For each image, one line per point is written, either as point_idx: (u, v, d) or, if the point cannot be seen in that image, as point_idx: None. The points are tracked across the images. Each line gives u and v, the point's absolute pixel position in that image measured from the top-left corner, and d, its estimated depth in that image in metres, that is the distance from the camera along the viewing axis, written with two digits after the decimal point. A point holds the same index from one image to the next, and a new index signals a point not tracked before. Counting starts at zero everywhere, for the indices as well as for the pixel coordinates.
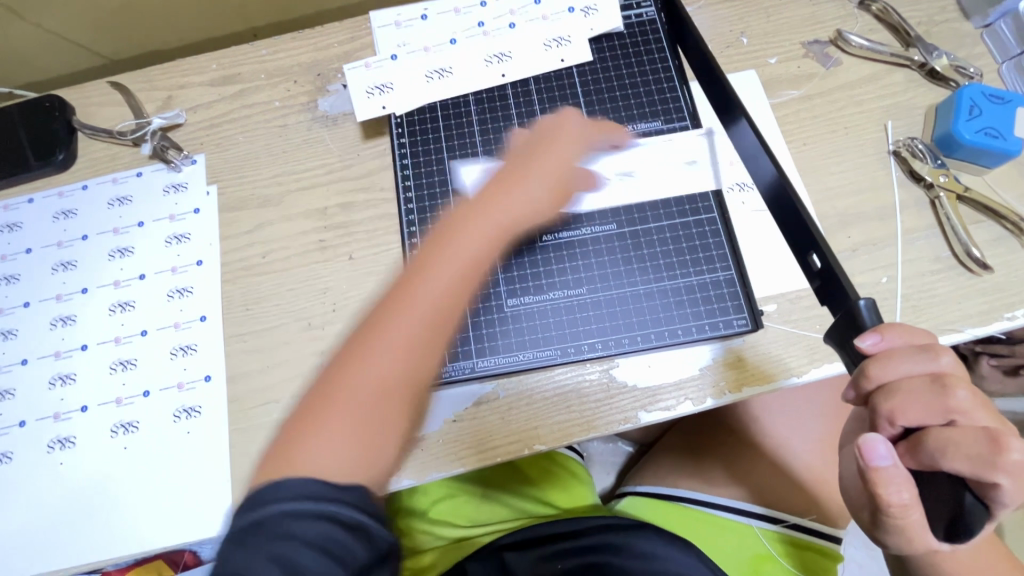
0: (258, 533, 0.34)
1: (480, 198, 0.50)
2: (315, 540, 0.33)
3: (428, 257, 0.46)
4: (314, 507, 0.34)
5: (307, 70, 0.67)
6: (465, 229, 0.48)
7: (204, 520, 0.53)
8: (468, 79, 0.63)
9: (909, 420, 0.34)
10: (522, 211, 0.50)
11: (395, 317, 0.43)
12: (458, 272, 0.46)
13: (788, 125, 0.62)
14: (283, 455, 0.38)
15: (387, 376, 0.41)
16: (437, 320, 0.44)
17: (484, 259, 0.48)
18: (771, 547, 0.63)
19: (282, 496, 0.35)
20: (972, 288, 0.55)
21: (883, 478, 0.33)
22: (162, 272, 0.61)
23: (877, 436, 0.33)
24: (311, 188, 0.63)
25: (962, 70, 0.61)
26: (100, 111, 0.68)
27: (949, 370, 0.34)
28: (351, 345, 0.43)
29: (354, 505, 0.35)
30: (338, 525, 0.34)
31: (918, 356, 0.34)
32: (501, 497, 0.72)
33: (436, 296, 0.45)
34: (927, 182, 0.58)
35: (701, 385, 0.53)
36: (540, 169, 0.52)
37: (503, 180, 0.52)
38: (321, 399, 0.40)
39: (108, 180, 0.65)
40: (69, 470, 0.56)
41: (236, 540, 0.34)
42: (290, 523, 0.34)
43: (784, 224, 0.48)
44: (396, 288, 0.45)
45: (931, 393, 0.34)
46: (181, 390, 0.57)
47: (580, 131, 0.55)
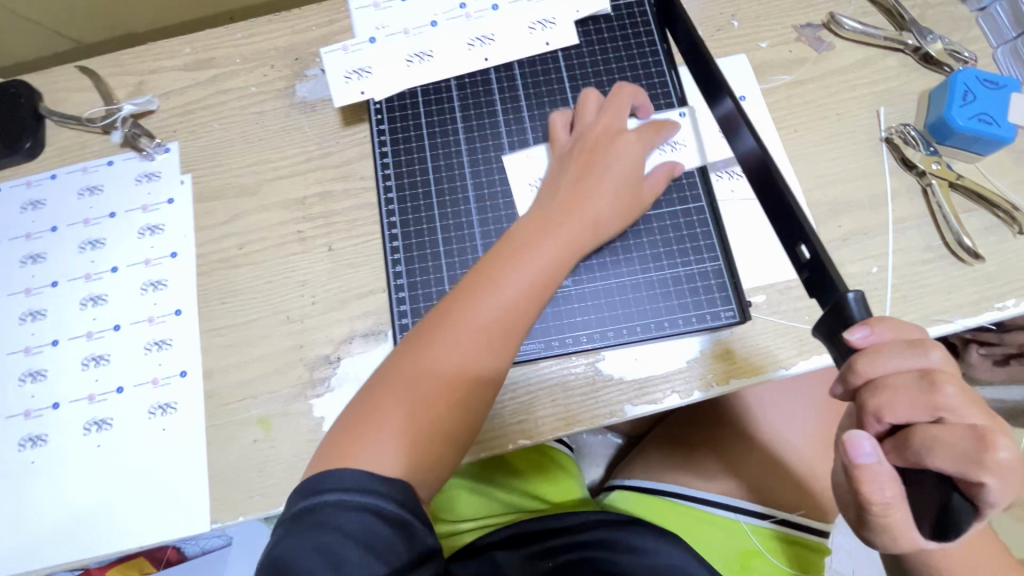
0: (309, 519, 0.39)
1: (545, 213, 0.50)
2: (358, 531, 0.38)
3: (497, 273, 0.47)
4: (359, 500, 0.39)
5: (284, 54, 0.65)
6: (536, 245, 0.48)
7: (180, 519, 0.52)
8: (451, 64, 0.61)
9: (896, 417, 0.33)
10: (582, 226, 0.50)
11: (453, 334, 0.45)
12: (525, 295, 0.46)
13: (779, 112, 0.60)
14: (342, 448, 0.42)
15: (445, 394, 0.44)
16: (501, 342, 0.46)
17: (551, 280, 0.48)
18: (760, 543, 0.63)
19: (332, 486, 0.39)
20: (962, 278, 0.54)
21: (866, 475, 0.32)
22: (136, 264, 0.59)
23: (862, 432, 0.32)
24: (289, 177, 0.61)
25: (956, 55, 0.60)
26: (69, 96, 0.65)
27: (937, 366, 0.33)
28: (417, 354, 0.45)
29: (395, 502, 0.39)
30: (379, 521, 0.39)
31: (907, 352, 0.33)
32: (490, 490, 0.72)
33: (503, 316, 0.46)
34: (920, 169, 0.57)
35: (688, 378, 0.52)
36: (600, 181, 0.51)
37: (579, 196, 0.51)
38: (379, 404, 0.44)
39: (78, 169, 0.63)
40: (41, 469, 0.54)
41: (291, 528, 0.39)
42: (338, 517, 0.38)
43: (774, 213, 0.46)
44: (463, 303, 0.46)
45: (918, 389, 0.32)
46: (156, 386, 0.56)
47: (639, 135, 0.53)
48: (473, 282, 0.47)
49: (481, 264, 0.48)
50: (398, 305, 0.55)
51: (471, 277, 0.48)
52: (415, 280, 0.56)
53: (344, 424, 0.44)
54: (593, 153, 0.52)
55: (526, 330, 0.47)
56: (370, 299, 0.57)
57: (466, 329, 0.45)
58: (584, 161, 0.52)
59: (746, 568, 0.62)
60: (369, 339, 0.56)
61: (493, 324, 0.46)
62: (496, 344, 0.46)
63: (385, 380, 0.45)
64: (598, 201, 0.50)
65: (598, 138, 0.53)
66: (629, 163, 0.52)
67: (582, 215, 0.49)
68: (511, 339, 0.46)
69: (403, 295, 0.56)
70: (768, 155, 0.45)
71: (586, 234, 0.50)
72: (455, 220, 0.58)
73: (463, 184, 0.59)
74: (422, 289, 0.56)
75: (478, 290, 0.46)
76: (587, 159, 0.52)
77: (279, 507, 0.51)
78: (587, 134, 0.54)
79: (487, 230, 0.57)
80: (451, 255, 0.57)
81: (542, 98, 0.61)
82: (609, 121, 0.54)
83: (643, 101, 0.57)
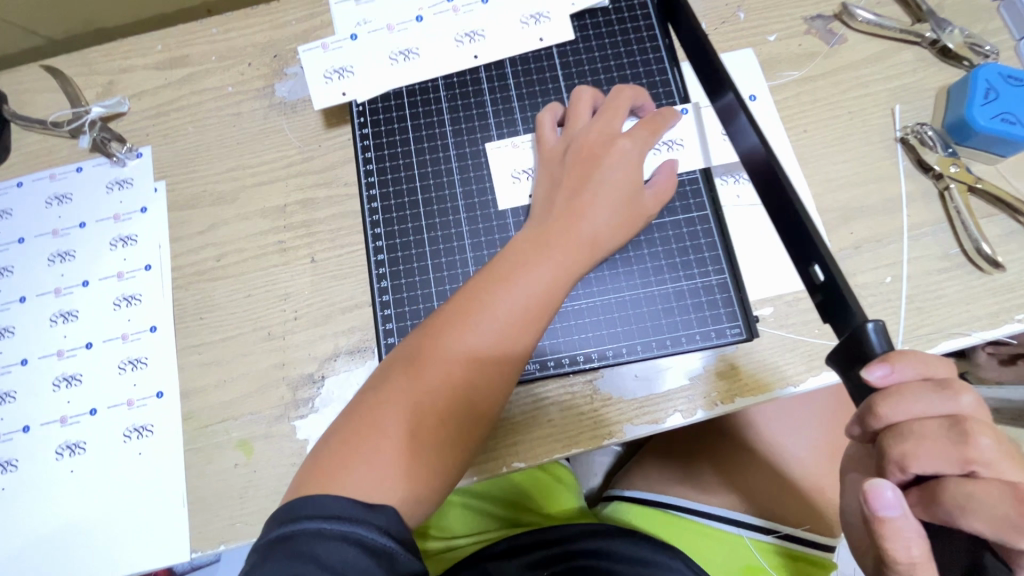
0: (283, 548, 0.35)
1: (544, 225, 0.47)
2: (336, 563, 0.34)
3: (490, 291, 0.44)
4: (340, 529, 0.35)
5: (262, 51, 0.61)
6: (532, 261, 0.45)
7: (155, 548, 0.49)
8: (438, 61, 0.58)
9: (923, 467, 0.34)
10: (582, 243, 0.46)
11: (446, 356, 0.42)
12: (521, 316, 0.43)
13: (787, 111, 0.57)
14: (321, 475, 0.39)
15: (437, 420, 0.41)
16: (495, 367, 0.43)
17: (549, 299, 0.45)
18: (764, 561, 0.60)
19: (312, 513, 0.36)
20: (981, 288, 0.51)
21: (887, 528, 0.33)
22: (108, 278, 0.56)
23: (886, 482, 0.33)
24: (269, 183, 0.58)
25: (978, 48, 0.56)
26: (35, 99, 0.62)
27: (968, 414, 0.34)
28: (406, 376, 0.42)
29: (380, 531, 0.36)
30: (360, 551, 0.34)
31: (935, 396, 0.34)
32: (484, 503, 0.69)
33: (497, 340, 0.43)
34: (936, 172, 0.53)
35: (692, 396, 0.50)
36: (598, 191, 0.47)
37: (578, 208, 0.47)
38: (364, 428, 0.40)
39: (45, 176, 0.59)
40: (12, 495, 0.52)
41: (265, 559, 0.35)
42: (317, 547, 0.34)
43: (783, 228, 0.44)
44: (455, 324, 0.43)
45: (948, 438, 0.33)
46: (130, 407, 0.53)
47: (641, 139, 0.50)
48: (463, 301, 0.44)
49: (477, 279, 0.45)
50: (384, 321, 0.53)
51: (461, 294, 0.45)
52: (402, 295, 0.53)
53: (323, 450, 0.41)
54: (590, 160, 0.49)
55: (524, 355, 0.44)
56: (355, 314, 0.54)
57: (457, 352, 0.42)
58: (580, 170, 0.49)
59: None
60: (355, 357, 0.53)
61: (487, 347, 0.43)
62: (489, 370, 0.43)
63: (368, 404, 0.42)
64: (598, 215, 0.47)
65: (595, 144, 0.49)
66: (631, 171, 0.48)
67: (580, 229, 0.46)
68: (506, 364, 0.43)
69: (389, 312, 0.53)
70: (771, 152, 0.43)
71: (584, 250, 0.46)
72: (443, 232, 0.55)
73: (451, 192, 0.55)
74: (409, 306, 0.53)
75: (470, 309, 0.43)
76: (583, 167, 0.49)
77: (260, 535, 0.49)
78: (582, 139, 0.50)
79: (477, 241, 0.54)
80: (440, 270, 0.54)
81: (535, 99, 0.57)
82: (605, 127, 0.50)
83: (645, 104, 0.53)
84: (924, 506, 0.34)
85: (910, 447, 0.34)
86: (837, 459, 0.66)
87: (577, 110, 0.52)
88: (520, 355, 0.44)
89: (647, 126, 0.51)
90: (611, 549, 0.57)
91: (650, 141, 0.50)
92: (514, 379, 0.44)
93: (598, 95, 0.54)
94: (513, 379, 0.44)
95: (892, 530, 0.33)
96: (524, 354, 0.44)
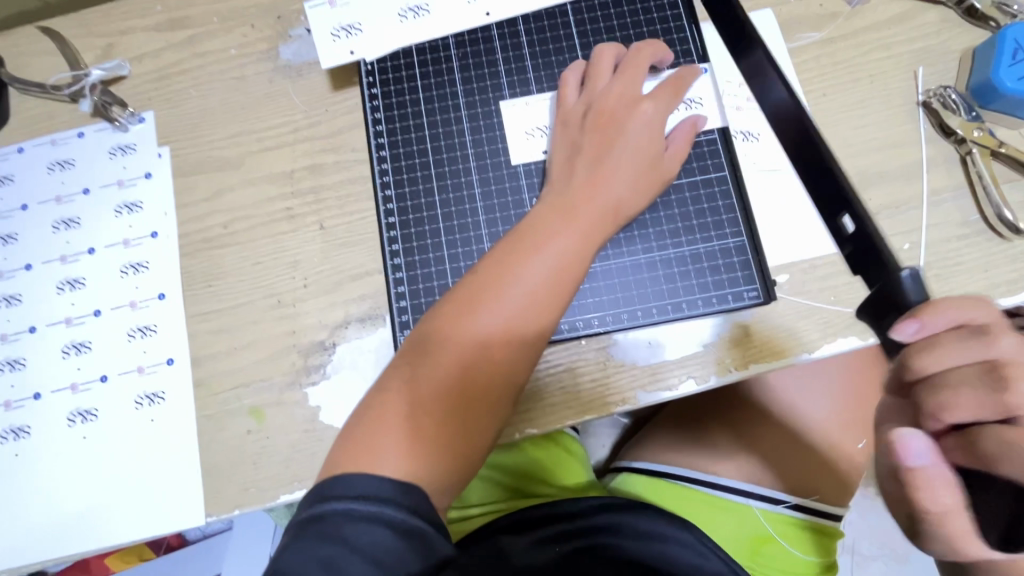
0: (312, 528, 0.35)
1: (567, 192, 0.47)
2: (368, 546, 0.34)
3: (518, 261, 0.43)
4: (369, 510, 0.35)
5: (265, 12, 0.59)
6: (560, 231, 0.44)
7: (172, 514, 0.50)
8: (447, 19, 0.56)
9: (958, 417, 0.34)
10: (606, 209, 0.46)
11: (471, 325, 0.42)
12: (548, 284, 0.43)
13: (806, 74, 0.55)
14: (356, 449, 0.39)
15: (468, 387, 0.41)
16: (525, 337, 0.43)
17: (577, 265, 0.44)
18: (771, 528, 0.62)
19: (342, 493, 0.36)
20: (1001, 255, 0.50)
21: (925, 480, 0.34)
22: (114, 245, 0.56)
23: (914, 432, 0.34)
24: (274, 148, 0.56)
25: (1005, 8, 0.54)
26: (33, 62, 0.60)
27: (1007, 359, 0.34)
28: (433, 347, 0.42)
29: (408, 511, 0.36)
30: (389, 531, 0.35)
31: (969, 342, 0.34)
32: (499, 474, 0.69)
33: (525, 310, 0.43)
34: (959, 137, 0.52)
35: (705, 363, 0.49)
36: (620, 159, 0.47)
37: (600, 174, 0.47)
38: (395, 401, 0.41)
39: (47, 141, 0.58)
40: (25, 462, 0.52)
41: (296, 538, 0.35)
42: (346, 527, 0.35)
43: (806, 174, 0.45)
44: (480, 294, 0.43)
45: (984, 385, 0.34)
46: (141, 374, 0.53)
47: (657, 102, 0.50)
48: (488, 272, 0.43)
49: (500, 247, 0.45)
50: (395, 286, 0.52)
51: (486, 266, 0.44)
52: (414, 259, 0.52)
53: (354, 427, 0.41)
54: (613, 127, 0.48)
55: (553, 320, 0.44)
56: (366, 282, 0.53)
57: (485, 324, 0.42)
58: (601, 137, 0.48)
59: (758, 554, 0.61)
60: (366, 324, 0.52)
61: (516, 317, 0.42)
62: (519, 339, 0.43)
63: (396, 380, 0.42)
64: (620, 181, 0.47)
65: (615, 108, 0.49)
66: (652, 136, 0.48)
67: (605, 197, 0.46)
68: (537, 331, 0.43)
69: (401, 275, 0.52)
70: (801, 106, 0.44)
71: (609, 218, 0.46)
72: (455, 194, 0.54)
73: (463, 154, 0.54)
74: (421, 269, 0.52)
75: (496, 280, 0.43)
76: (604, 132, 0.48)
77: (275, 499, 0.49)
78: (602, 104, 0.49)
79: (490, 205, 0.53)
80: (452, 232, 0.53)
81: (549, 58, 0.56)
82: (624, 90, 0.50)
83: (665, 57, 0.52)
84: (965, 453, 0.34)
85: (948, 397, 0.34)
86: (851, 426, 0.65)
87: (595, 72, 0.51)
88: (552, 317, 0.44)
89: (665, 89, 0.50)
90: (625, 522, 0.56)
91: (664, 104, 0.50)
92: (544, 346, 0.44)
93: (615, 55, 0.53)
94: (541, 349, 0.44)
95: (924, 480, 0.34)
96: (553, 324, 0.44)
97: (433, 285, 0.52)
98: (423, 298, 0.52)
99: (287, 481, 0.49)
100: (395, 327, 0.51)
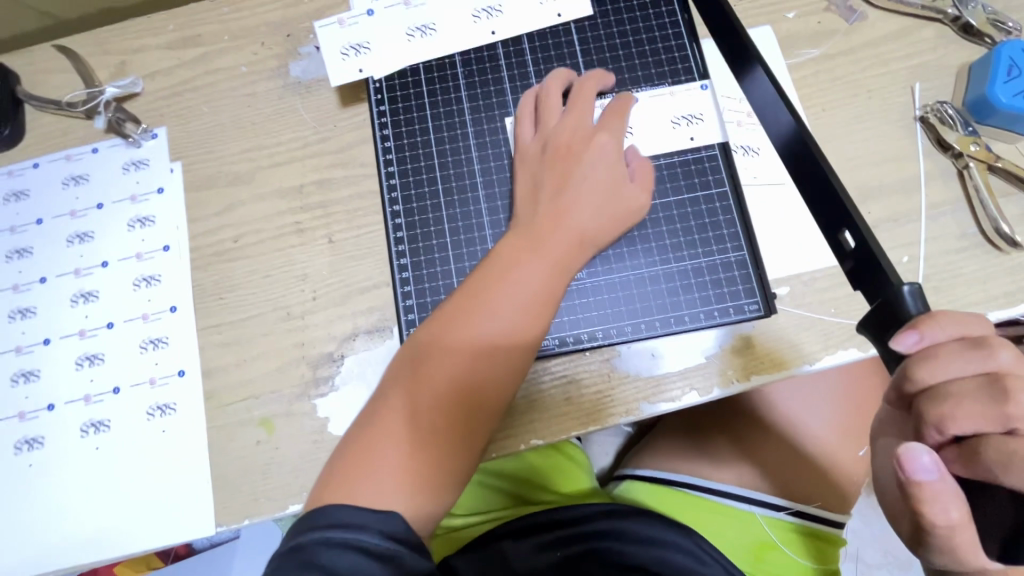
0: (292, 557, 0.36)
1: (529, 226, 0.48)
2: (344, 570, 0.34)
3: (481, 295, 0.45)
4: (344, 537, 0.36)
5: (275, 30, 0.60)
6: (522, 263, 0.46)
7: (183, 524, 0.50)
8: (453, 37, 0.57)
9: (960, 428, 0.35)
10: (572, 236, 0.47)
11: (436, 359, 0.43)
12: (511, 314, 0.44)
13: (805, 89, 0.56)
14: (338, 485, 0.40)
15: (442, 418, 0.42)
16: (495, 365, 0.43)
17: (544, 291, 0.45)
18: (774, 535, 0.62)
19: (320, 523, 0.37)
20: (999, 267, 0.51)
21: (927, 491, 0.34)
22: (127, 259, 0.57)
23: (923, 447, 0.34)
24: (283, 163, 0.58)
25: (1000, 24, 0.56)
26: (49, 79, 0.62)
27: (1006, 371, 0.35)
28: (402, 383, 0.43)
29: (382, 535, 0.36)
30: (364, 556, 0.35)
31: (969, 355, 0.35)
32: (504, 483, 0.70)
33: (489, 339, 0.44)
34: (955, 152, 0.53)
35: (708, 374, 0.50)
36: (580, 189, 0.49)
37: (561, 205, 0.48)
38: (370, 436, 0.42)
39: (62, 157, 0.59)
40: (39, 472, 0.53)
41: (277, 567, 0.36)
42: (323, 554, 0.35)
43: (811, 198, 0.45)
44: (442, 329, 0.44)
45: (986, 396, 0.34)
46: (153, 386, 0.54)
47: (610, 131, 0.51)
48: (452, 310, 0.45)
49: (464, 285, 0.46)
50: (403, 298, 0.53)
51: (450, 303, 0.45)
52: (421, 273, 0.53)
53: (346, 451, 0.42)
54: (570, 160, 0.50)
55: (524, 347, 0.44)
56: (374, 294, 0.54)
57: (450, 356, 0.43)
58: (560, 170, 0.50)
59: (759, 560, 0.61)
60: (374, 336, 0.53)
61: (482, 347, 0.43)
62: (488, 368, 0.43)
63: (376, 410, 0.43)
64: (581, 209, 0.48)
65: (575, 142, 0.51)
66: (610, 164, 0.50)
67: (567, 225, 0.47)
68: (505, 359, 0.44)
69: (409, 288, 0.53)
70: (802, 129, 0.44)
71: (574, 245, 0.47)
72: (462, 209, 0.55)
73: (470, 169, 0.55)
74: (428, 282, 0.53)
75: (458, 315, 0.44)
76: (563, 165, 0.50)
77: (284, 509, 0.50)
78: (557, 139, 0.51)
79: (496, 219, 0.54)
80: (459, 246, 0.54)
81: (554, 76, 0.57)
82: (578, 123, 0.51)
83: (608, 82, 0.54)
84: (964, 463, 0.35)
85: (950, 409, 0.35)
86: (850, 435, 0.66)
87: (548, 106, 0.53)
88: (523, 342, 0.44)
89: (613, 117, 0.52)
90: (626, 530, 0.57)
91: (618, 133, 0.51)
92: (520, 372, 0.45)
93: (564, 87, 0.54)
94: (519, 376, 0.44)
95: (930, 493, 0.34)
96: (525, 351, 0.44)
97: (440, 298, 0.53)
98: (430, 310, 0.53)
99: (296, 491, 0.50)
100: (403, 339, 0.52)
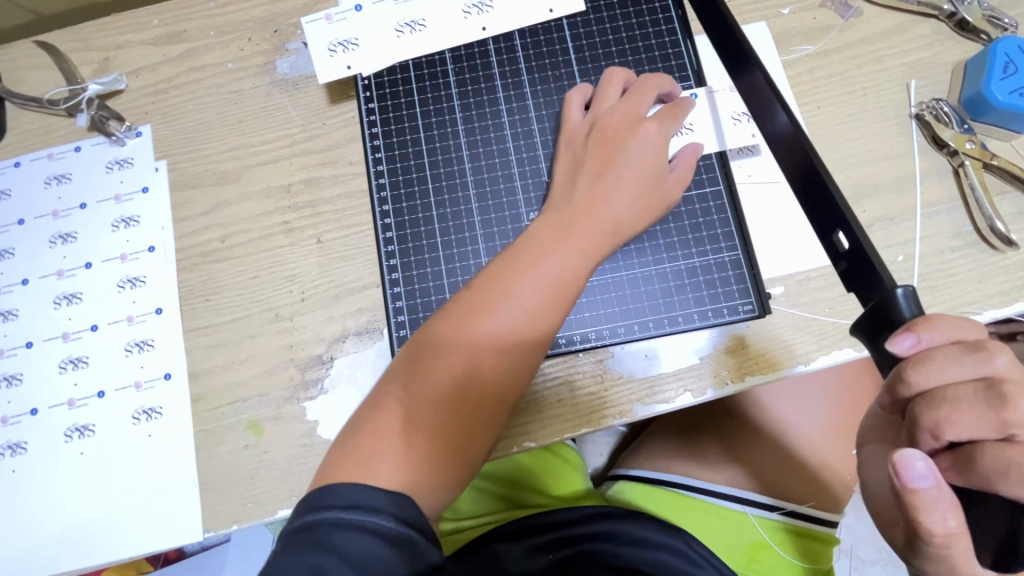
0: (304, 538, 0.35)
1: (564, 208, 0.47)
2: (358, 555, 0.34)
3: (516, 275, 0.43)
4: (358, 519, 0.35)
5: (262, 26, 0.59)
6: (557, 247, 0.44)
7: (170, 530, 0.49)
8: (443, 33, 0.56)
9: (956, 434, 0.34)
10: (605, 227, 0.46)
11: (466, 340, 0.42)
12: (544, 302, 0.43)
13: (800, 86, 0.56)
14: (347, 460, 0.39)
15: (459, 404, 0.41)
16: (520, 357, 0.43)
17: (573, 286, 0.44)
18: (766, 535, 0.62)
19: (331, 503, 0.36)
20: (994, 266, 0.51)
21: (922, 499, 0.34)
22: (111, 260, 0.56)
23: (918, 453, 0.34)
24: (271, 162, 0.56)
25: (996, 21, 0.55)
26: (29, 76, 0.60)
27: (1004, 376, 0.34)
28: (430, 361, 0.42)
29: (396, 520, 0.36)
30: (377, 541, 0.35)
31: (965, 359, 0.35)
32: (497, 486, 0.69)
33: (520, 328, 0.43)
34: (951, 149, 0.52)
35: (701, 375, 0.49)
36: (620, 177, 0.47)
37: (598, 192, 0.47)
38: (390, 414, 0.41)
39: (44, 155, 0.58)
40: (22, 478, 0.52)
41: (287, 549, 0.35)
42: (337, 537, 0.34)
43: (806, 201, 0.45)
44: (480, 309, 0.43)
45: (983, 404, 0.34)
46: (138, 390, 0.53)
47: (660, 122, 0.49)
48: (487, 287, 0.43)
49: (500, 259, 0.45)
50: (392, 300, 0.52)
51: (485, 280, 0.44)
52: (411, 273, 0.53)
53: (345, 442, 0.41)
54: (614, 144, 0.48)
55: (546, 340, 0.44)
56: (364, 295, 0.53)
57: (483, 341, 0.42)
58: (602, 153, 0.48)
59: (753, 561, 0.61)
60: (363, 338, 0.52)
61: (513, 336, 0.42)
62: (515, 360, 0.43)
63: (396, 388, 0.42)
64: (618, 200, 0.46)
65: (618, 129, 0.49)
66: (653, 155, 0.48)
67: (604, 215, 0.46)
68: (530, 353, 0.43)
69: (399, 290, 0.52)
70: (801, 133, 0.43)
71: (606, 236, 0.46)
72: (453, 209, 0.54)
73: (460, 168, 0.55)
74: (419, 284, 0.52)
75: (494, 295, 0.43)
76: (604, 150, 0.48)
77: (274, 514, 0.49)
78: (605, 121, 0.49)
79: (487, 219, 0.53)
80: (450, 246, 0.53)
81: (546, 73, 0.56)
82: (629, 109, 0.50)
83: (671, 88, 0.52)
84: (959, 471, 0.35)
85: (945, 414, 0.34)
86: (843, 434, 0.66)
87: (604, 93, 0.51)
88: (545, 333, 0.43)
89: (670, 112, 0.50)
90: (618, 531, 0.56)
91: (668, 124, 0.49)
92: (535, 367, 0.44)
93: (626, 78, 0.53)
94: (535, 371, 0.44)
95: (925, 500, 0.34)
96: (546, 344, 0.44)
97: (430, 299, 0.52)
98: (420, 312, 0.52)
99: (285, 495, 0.49)
100: (392, 342, 0.51)
